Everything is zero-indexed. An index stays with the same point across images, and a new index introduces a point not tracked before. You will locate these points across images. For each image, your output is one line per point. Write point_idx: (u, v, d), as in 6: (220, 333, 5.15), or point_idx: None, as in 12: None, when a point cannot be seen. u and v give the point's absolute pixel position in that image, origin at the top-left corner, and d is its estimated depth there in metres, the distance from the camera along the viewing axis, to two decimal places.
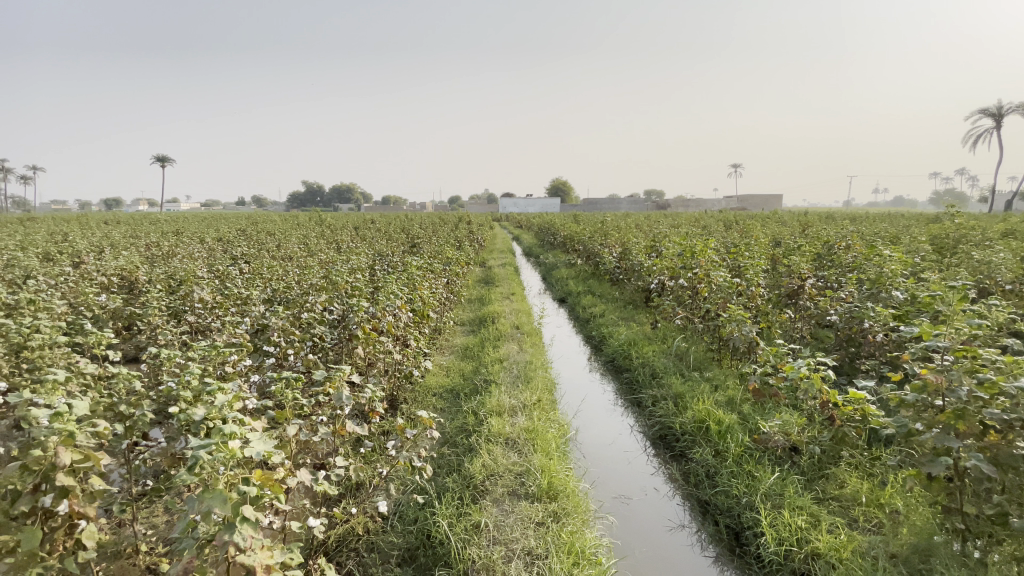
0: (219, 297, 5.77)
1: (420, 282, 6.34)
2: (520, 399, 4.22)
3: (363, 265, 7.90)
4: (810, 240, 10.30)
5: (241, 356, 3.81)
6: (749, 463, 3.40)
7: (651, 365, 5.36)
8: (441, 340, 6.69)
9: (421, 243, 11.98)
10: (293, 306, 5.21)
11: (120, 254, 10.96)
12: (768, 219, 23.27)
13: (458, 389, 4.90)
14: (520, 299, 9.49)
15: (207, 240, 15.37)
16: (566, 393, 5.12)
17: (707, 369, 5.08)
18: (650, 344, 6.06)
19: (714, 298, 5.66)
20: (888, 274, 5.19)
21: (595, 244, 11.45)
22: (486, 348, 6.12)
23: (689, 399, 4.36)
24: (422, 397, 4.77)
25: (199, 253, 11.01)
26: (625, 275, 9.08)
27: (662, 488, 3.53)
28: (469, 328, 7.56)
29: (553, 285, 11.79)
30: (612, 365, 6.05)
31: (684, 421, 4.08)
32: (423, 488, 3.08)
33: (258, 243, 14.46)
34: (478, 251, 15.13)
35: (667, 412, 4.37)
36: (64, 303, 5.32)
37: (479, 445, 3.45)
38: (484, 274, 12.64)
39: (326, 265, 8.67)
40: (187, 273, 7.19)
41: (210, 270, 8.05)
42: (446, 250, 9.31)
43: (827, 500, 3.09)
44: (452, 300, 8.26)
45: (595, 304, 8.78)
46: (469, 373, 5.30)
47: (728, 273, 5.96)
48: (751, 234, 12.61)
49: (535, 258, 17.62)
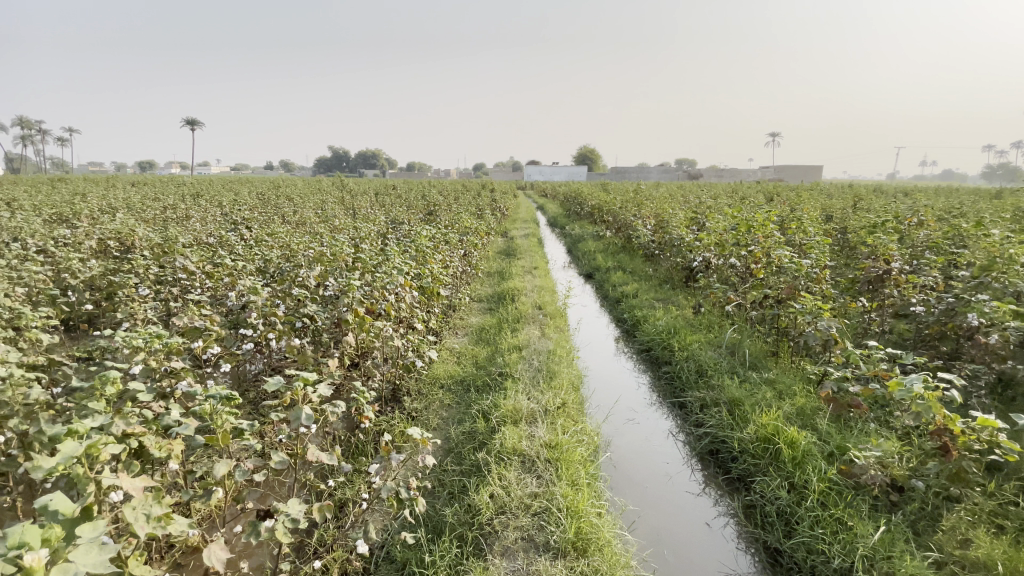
0: (207, 267, 5.14)
1: (432, 256, 5.61)
2: (541, 402, 3.49)
3: (373, 234, 7.21)
4: (871, 215, 9.17)
5: (207, 344, 3.16)
6: (839, 505, 2.60)
7: (696, 359, 4.56)
8: (454, 320, 5.99)
9: (439, 211, 11.21)
10: (284, 280, 4.54)
11: (125, 216, 10.42)
12: (814, 190, 21.91)
13: (469, 381, 4.21)
14: (543, 274, 8.69)
15: (223, 204, 14.84)
16: (595, 389, 4.39)
17: (766, 369, 4.26)
18: (693, 331, 5.24)
19: (776, 282, 4.78)
20: (999, 259, 4.20)
21: (627, 215, 10.50)
22: (503, 332, 5.39)
23: (747, 408, 3.55)
24: (427, 389, 4.09)
25: (207, 217, 10.52)
26: (660, 251, 8.21)
27: (716, 524, 2.82)
28: (487, 307, 6.81)
29: (580, 258, 10.93)
30: (648, 355, 5.29)
31: (744, 437, 3.29)
32: (414, 523, 2.41)
33: (273, 208, 13.90)
34: (499, 220, 14.27)
35: (721, 421, 3.59)
36: (35, 271, 4.76)
37: (489, 466, 2.76)
38: (505, 246, 11.83)
39: (334, 233, 7.99)
40: (182, 240, 6.59)
41: (209, 235, 7.45)
42: (464, 220, 8.53)
43: (949, 567, 2.31)
44: (469, 274, 7.51)
45: (626, 281, 7.95)
46: (483, 361, 4.61)
47: (792, 252, 5.05)
48: (799, 207, 11.44)
49: (561, 228, 16.74)
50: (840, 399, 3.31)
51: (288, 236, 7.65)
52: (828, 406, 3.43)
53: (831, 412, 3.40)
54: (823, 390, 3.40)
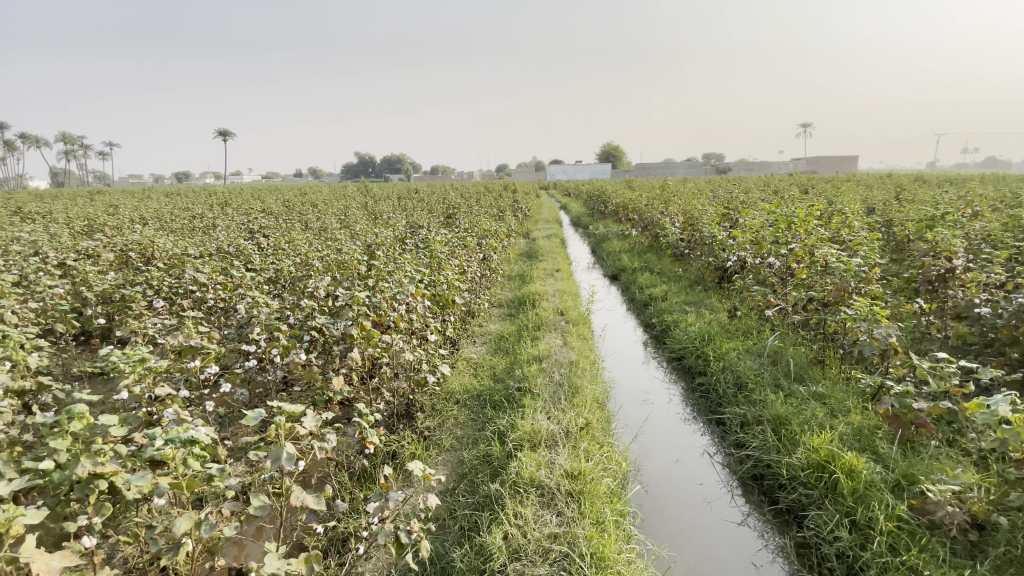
0: (219, 278, 5.01)
1: (447, 261, 5.36)
2: (562, 422, 3.18)
3: (389, 240, 7.02)
4: (920, 207, 8.49)
5: (204, 363, 2.97)
6: (913, 551, 2.22)
7: (734, 370, 4.18)
8: (472, 327, 5.72)
9: (459, 214, 10.99)
10: (293, 291, 4.35)
11: (152, 227, 10.53)
12: (851, 181, 20.83)
13: (485, 395, 3.93)
14: (566, 277, 8.35)
15: (248, 211, 14.96)
16: (623, 403, 4.05)
17: (813, 382, 3.84)
18: (729, 338, 4.84)
19: (822, 284, 4.35)
20: None
21: (654, 213, 10.07)
22: (523, 340, 5.10)
23: (795, 428, 3.17)
24: (441, 405, 3.83)
25: (230, 226, 10.55)
26: (690, 250, 7.78)
27: (764, 564, 2.47)
28: (507, 312, 6.53)
29: (604, 259, 10.55)
30: (680, 364, 4.91)
31: (795, 462, 2.91)
32: (420, 569, 2.14)
33: (295, 215, 13.94)
34: (521, 221, 13.97)
35: (766, 443, 3.21)
36: (47, 285, 4.70)
37: (504, 500, 2.47)
38: (527, 247, 11.53)
39: (352, 240, 7.84)
40: (200, 250, 6.52)
41: (227, 244, 7.38)
42: (483, 222, 8.27)
43: None
44: (488, 278, 7.25)
45: (654, 283, 7.55)
46: (501, 373, 4.34)
47: (838, 250, 4.59)
48: (838, 200, 10.78)
49: (585, 228, 16.35)
50: (902, 417, 2.88)
51: (306, 244, 7.53)
52: (888, 426, 3.02)
53: (891, 432, 2.99)
54: (882, 408, 2.98)
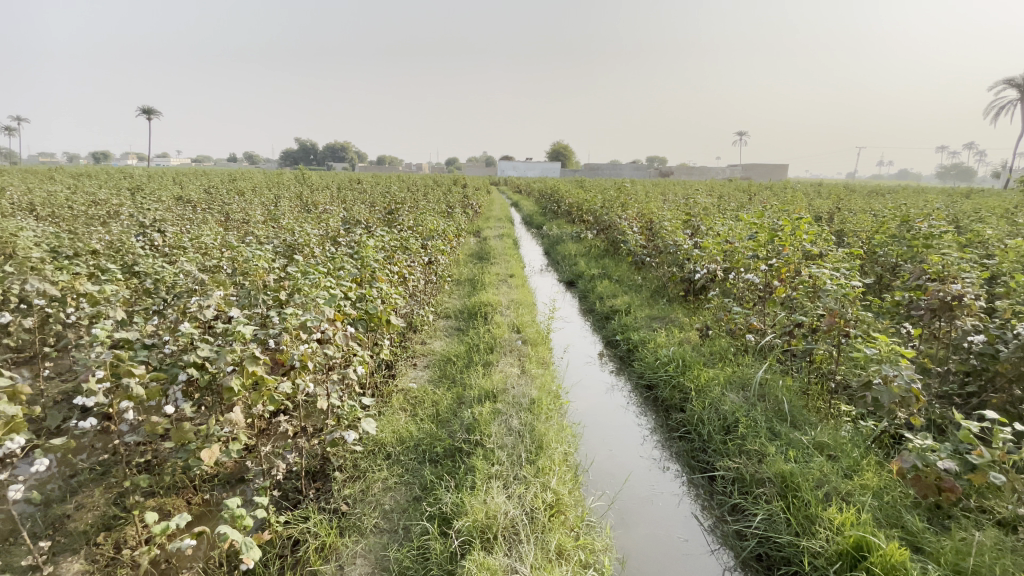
0: (79, 288, 3.83)
1: (382, 270, 4.48)
2: (525, 501, 2.45)
3: (316, 239, 5.99)
4: (871, 217, 8.48)
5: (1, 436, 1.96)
6: None
7: (718, 407, 3.61)
8: (412, 347, 4.86)
9: (404, 210, 10.03)
10: (174, 311, 3.32)
11: (25, 215, 8.73)
12: (788, 189, 21.58)
13: (426, 447, 3.11)
14: (519, 283, 7.62)
15: (157, 198, 13.13)
16: (593, 453, 3.35)
17: (811, 426, 3.30)
18: (706, 364, 4.30)
19: (812, 308, 3.85)
20: None
21: (612, 215, 9.56)
22: (472, 366, 4.33)
23: (809, 497, 2.59)
24: (367, 462, 2.98)
25: (128, 216, 8.96)
26: (651, 257, 7.28)
27: None
28: (454, 326, 5.72)
29: (559, 262, 9.94)
30: (651, 394, 4.32)
31: (818, 548, 2.32)
32: None
33: (215, 204, 12.27)
34: (470, 219, 13.14)
35: (772, 514, 2.63)
36: None
37: None
38: (477, 248, 10.73)
39: (273, 238, 6.71)
40: (69, 246, 5.20)
41: (111, 240, 6.02)
42: (428, 221, 7.37)
43: None
44: (433, 285, 6.40)
45: (613, 292, 7.00)
46: (445, 411, 3.54)
47: (827, 268, 4.12)
48: (790, 208, 10.78)
49: (537, 227, 15.79)
50: (923, 478, 2.37)
51: (215, 241, 6.33)
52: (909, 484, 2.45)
53: (916, 491, 2.42)
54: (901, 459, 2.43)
